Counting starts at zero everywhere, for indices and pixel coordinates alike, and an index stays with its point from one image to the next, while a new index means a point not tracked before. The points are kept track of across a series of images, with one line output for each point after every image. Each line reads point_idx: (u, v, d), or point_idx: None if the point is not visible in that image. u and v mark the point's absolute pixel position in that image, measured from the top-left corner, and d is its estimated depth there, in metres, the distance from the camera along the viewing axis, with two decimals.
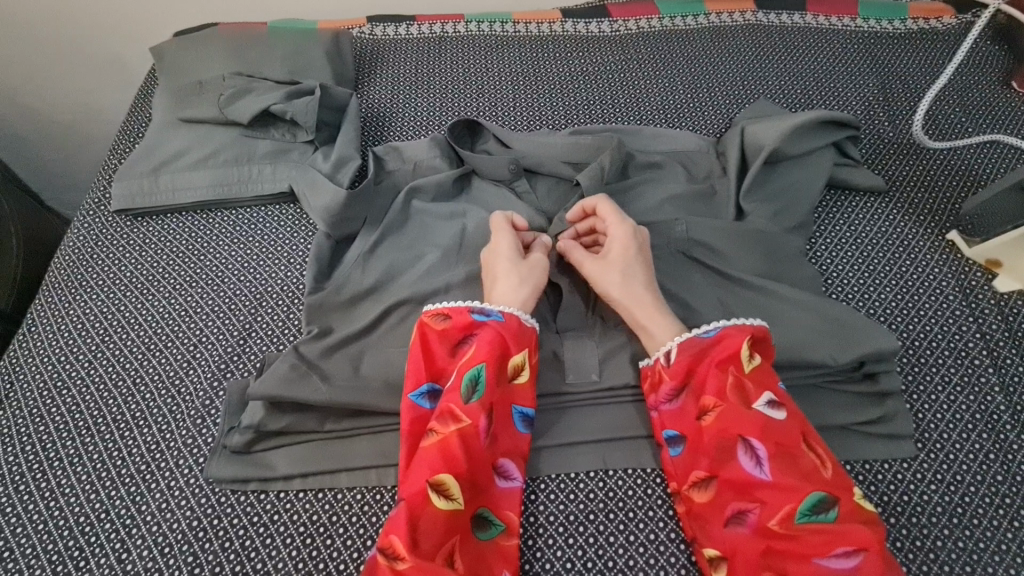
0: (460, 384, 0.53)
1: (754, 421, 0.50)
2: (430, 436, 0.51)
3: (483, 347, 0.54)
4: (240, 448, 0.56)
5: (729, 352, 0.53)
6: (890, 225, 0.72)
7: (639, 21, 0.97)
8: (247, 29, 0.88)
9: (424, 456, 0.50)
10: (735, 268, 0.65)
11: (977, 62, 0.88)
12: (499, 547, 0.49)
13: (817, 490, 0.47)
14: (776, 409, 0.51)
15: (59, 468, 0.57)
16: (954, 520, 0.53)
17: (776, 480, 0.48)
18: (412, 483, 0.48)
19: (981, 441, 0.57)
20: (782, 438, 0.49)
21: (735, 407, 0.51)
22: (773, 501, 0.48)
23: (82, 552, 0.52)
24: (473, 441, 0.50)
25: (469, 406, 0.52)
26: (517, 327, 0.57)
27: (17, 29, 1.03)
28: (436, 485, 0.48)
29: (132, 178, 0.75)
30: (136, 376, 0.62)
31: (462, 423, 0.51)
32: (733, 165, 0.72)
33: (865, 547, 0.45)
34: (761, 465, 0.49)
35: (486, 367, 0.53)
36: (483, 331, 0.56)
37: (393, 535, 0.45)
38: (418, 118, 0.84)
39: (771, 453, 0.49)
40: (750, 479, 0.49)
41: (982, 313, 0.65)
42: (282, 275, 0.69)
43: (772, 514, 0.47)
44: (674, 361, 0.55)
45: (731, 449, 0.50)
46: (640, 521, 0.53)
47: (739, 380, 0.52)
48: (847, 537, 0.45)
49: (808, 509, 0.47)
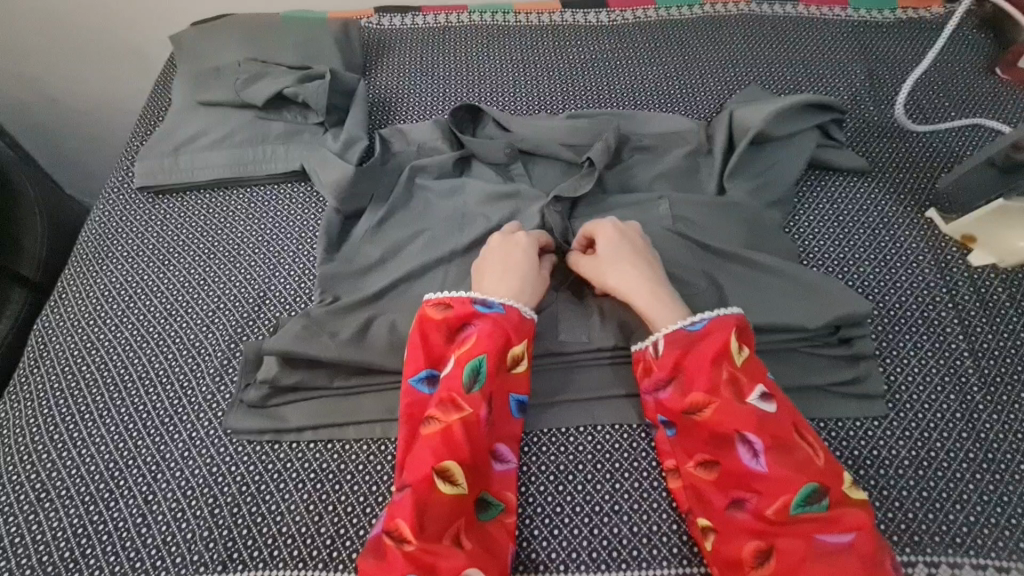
0: (461, 374, 0.55)
1: (749, 415, 0.52)
2: (431, 425, 0.54)
3: (484, 338, 0.57)
4: (257, 402, 0.61)
5: (719, 347, 0.55)
6: (871, 203, 0.75)
7: (636, 12, 1.00)
8: (262, 18, 0.92)
9: (426, 442, 0.53)
10: (720, 241, 0.69)
11: (962, 50, 0.91)
12: (501, 525, 0.53)
13: (810, 481, 0.49)
14: (767, 401, 0.53)
15: (90, 419, 0.62)
16: (920, 472, 0.56)
17: (772, 472, 0.50)
18: (416, 470, 0.51)
19: (948, 401, 0.60)
20: (777, 430, 0.51)
21: (729, 402, 0.53)
22: (770, 491, 0.50)
23: (112, 494, 0.57)
24: (475, 428, 0.53)
25: (470, 395, 0.54)
26: (518, 319, 0.59)
27: (43, 20, 1.09)
28: (441, 471, 0.51)
29: (154, 158, 0.80)
30: (159, 338, 0.67)
31: (464, 412, 0.54)
32: (720, 146, 0.75)
33: (858, 528, 0.47)
34: (758, 457, 0.51)
35: (487, 358, 0.56)
36: (482, 322, 0.58)
37: (398, 519, 0.49)
38: (422, 103, 0.89)
39: (767, 445, 0.51)
40: (747, 470, 0.51)
41: (955, 284, 0.68)
42: (295, 247, 0.73)
43: (768, 503, 0.50)
44: (663, 353, 0.57)
45: (728, 442, 0.52)
46: (626, 471, 0.58)
47: (733, 375, 0.54)
48: (838, 523, 0.48)
49: (802, 499, 0.49)
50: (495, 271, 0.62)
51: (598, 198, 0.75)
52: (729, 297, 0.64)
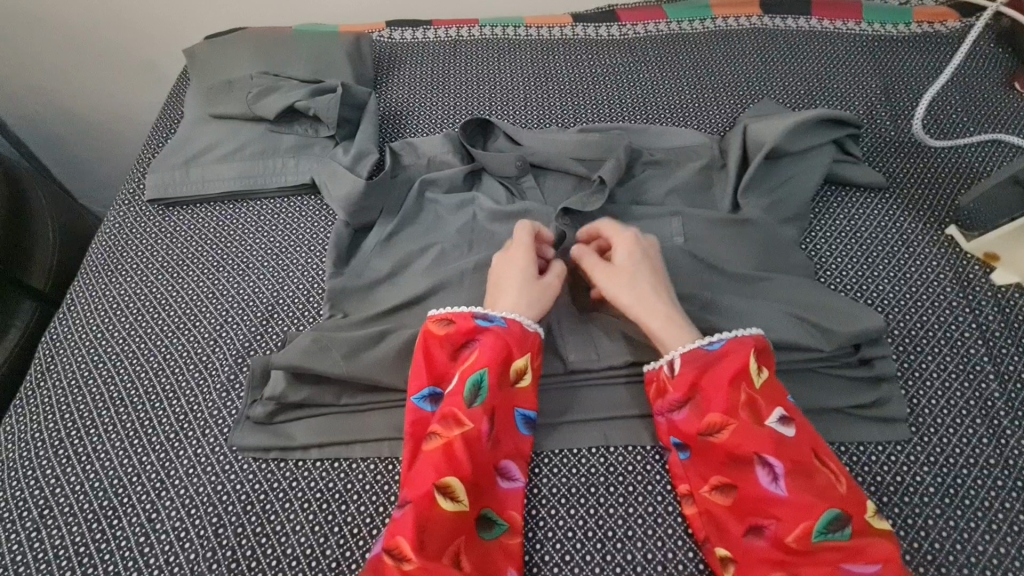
0: (463, 389, 0.54)
1: (768, 438, 0.50)
2: (432, 440, 0.53)
3: (485, 352, 0.56)
4: (263, 418, 0.60)
5: (737, 368, 0.53)
6: (889, 219, 0.74)
7: (647, 25, 1.00)
8: (276, 32, 0.93)
9: (428, 457, 0.52)
10: (734, 260, 0.68)
11: (979, 64, 0.89)
12: (503, 546, 0.51)
13: (832, 508, 0.48)
14: (787, 425, 0.51)
15: (95, 434, 0.61)
16: (946, 501, 0.54)
17: (793, 497, 0.48)
18: (416, 486, 0.50)
19: (974, 427, 0.58)
20: (797, 455, 0.50)
21: (748, 424, 0.51)
22: (790, 518, 0.48)
23: (116, 512, 0.56)
24: (475, 445, 0.52)
25: (472, 410, 0.53)
26: (521, 332, 0.57)
27: (61, 36, 1.10)
28: (442, 487, 0.50)
29: (166, 170, 0.80)
30: (166, 353, 0.66)
31: (465, 427, 0.52)
32: (734, 161, 0.74)
33: (884, 560, 0.46)
34: (778, 481, 0.49)
35: (488, 371, 0.55)
36: (485, 336, 0.57)
37: (399, 537, 0.47)
38: (433, 116, 0.89)
39: (788, 470, 0.49)
40: (767, 495, 0.49)
41: (979, 304, 0.66)
42: (303, 261, 0.73)
43: (788, 531, 0.48)
44: (679, 372, 0.55)
45: (747, 464, 0.51)
46: (639, 495, 0.56)
47: (752, 398, 0.52)
48: (863, 553, 0.46)
49: (825, 526, 0.47)
50: (497, 290, 0.61)
51: (610, 213, 0.74)
52: (746, 314, 0.63)
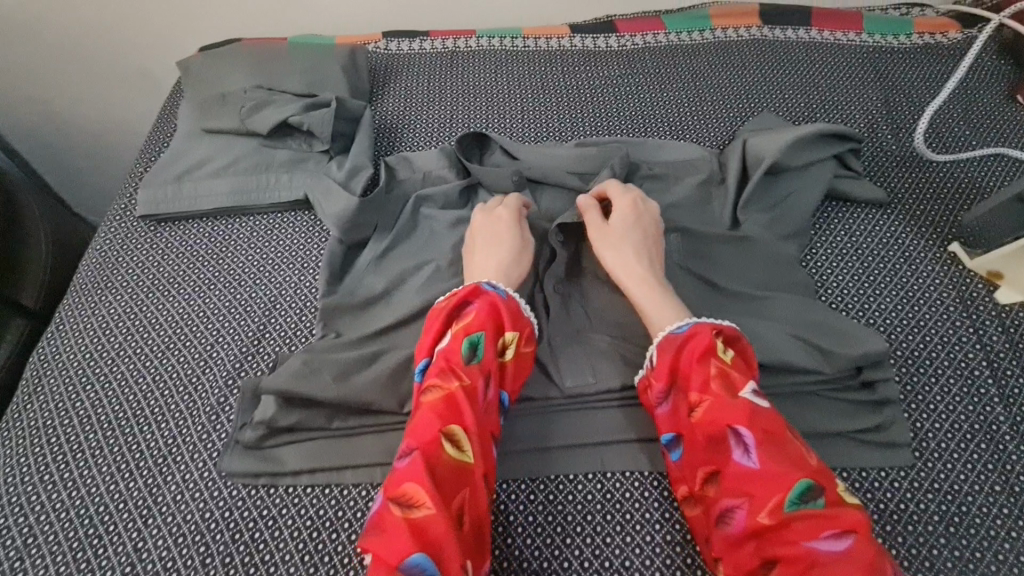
0: (460, 347, 0.54)
1: (740, 408, 0.49)
2: (432, 393, 0.52)
3: (480, 315, 0.56)
4: (253, 443, 0.59)
5: (704, 345, 0.54)
6: (891, 235, 0.73)
7: (645, 36, 0.99)
8: (270, 45, 0.92)
9: (430, 408, 0.51)
10: (733, 279, 0.67)
11: (981, 76, 0.88)
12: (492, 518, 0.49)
13: (805, 478, 0.46)
14: (760, 398, 0.51)
15: (82, 459, 0.60)
16: (950, 529, 0.53)
17: (764, 468, 0.47)
18: (422, 433, 0.50)
19: (979, 451, 0.57)
20: (769, 426, 0.49)
21: (721, 398, 0.51)
22: (763, 492, 0.46)
23: (102, 540, 0.55)
24: (474, 400, 0.52)
25: (470, 367, 0.53)
26: (518, 309, 0.59)
27: (55, 47, 1.10)
28: (448, 434, 0.50)
29: (157, 186, 0.79)
30: (155, 374, 0.65)
31: (464, 381, 0.52)
32: (733, 177, 0.73)
33: (853, 529, 0.44)
34: (750, 453, 0.48)
35: (484, 335, 0.55)
36: (481, 301, 0.57)
37: (407, 483, 0.47)
38: (429, 129, 0.88)
39: (759, 441, 0.48)
40: (742, 470, 0.48)
41: (982, 324, 0.65)
42: (296, 278, 0.72)
43: (761, 507, 0.46)
44: (657, 362, 0.56)
45: (722, 440, 0.49)
46: (637, 523, 0.55)
47: (723, 371, 0.52)
48: (834, 521, 0.44)
49: (797, 497, 0.45)
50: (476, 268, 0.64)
51: None
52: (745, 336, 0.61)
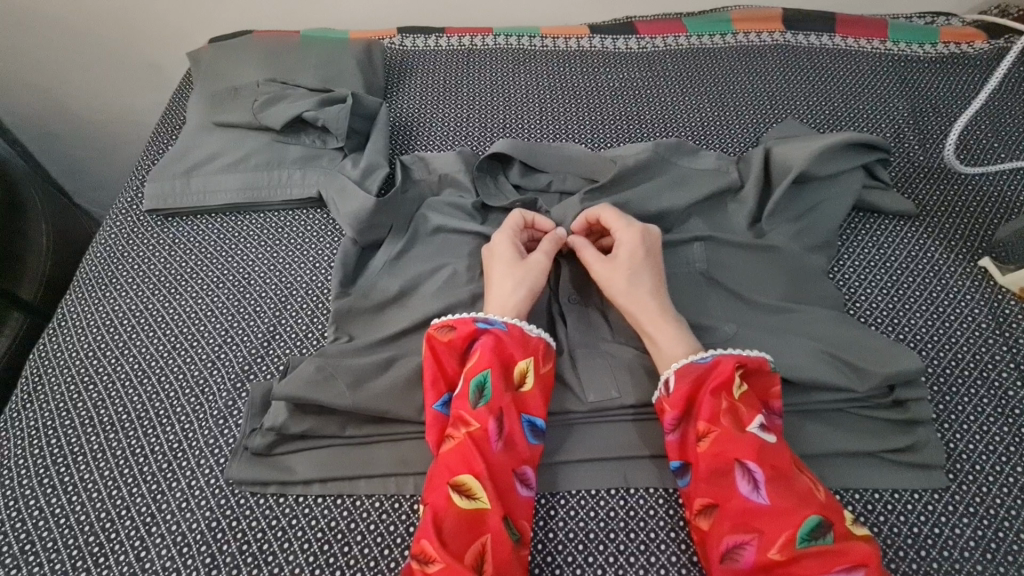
0: (467, 389, 0.54)
1: (751, 443, 0.49)
2: (447, 443, 0.52)
3: (484, 354, 0.55)
4: (262, 450, 0.56)
5: (720, 379, 0.53)
6: (921, 249, 0.71)
7: (667, 38, 0.98)
8: (285, 38, 0.90)
9: (445, 460, 0.51)
10: (759, 291, 0.65)
11: (1009, 88, 0.87)
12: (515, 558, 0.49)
13: (814, 514, 0.47)
14: (768, 432, 0.51)
15: (83, 463, 0.58)
16: (988, 556, 0.51)
17: (773, 504, 0.47)
18: (440, 488, 0.49)
19: (1016, 475, 0.55)
20: (777, 461, 0.49)
21: (730, 430, 0.50)
22: (772, 528, 0.47)
23: (102, 549, 0.53)
24: (485, 445, 0.51)
25: (476, 410, 0.52)
26: (522, 336, 0.57)
27: (61, 33, 1.07)
28: (457, 485, 0.49)
29: (166, 179, 0.76)
30: (161, 374, 0.63)
31: (471, 426, 0.52)
32: (760, 185, 0.71)
33: (864, 563, 0.44)
34: (759, 489, 0.48)
35: (491, 371, 0.54)
36: (485, 337, 0.56)
37: (423, 541, 0.47)
38: (445, 128, 0.85)
39: (768, 477, 0.48)
40: (751, 505, 0.48)
41: (1017, 342, 0.63)
42: (308, 278, 0.70)
43: (771, 543, 0.46)
44: (674, 389, 0.54)
45: (731, 474, 0.49)
46: (662, 542, 0.52)
47: (733, 406, 0.52)
48: (845, 557, 0.45)
49: (807, 533, 0.46)
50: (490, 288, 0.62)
51: None
52: (773, 350, 0.59)
